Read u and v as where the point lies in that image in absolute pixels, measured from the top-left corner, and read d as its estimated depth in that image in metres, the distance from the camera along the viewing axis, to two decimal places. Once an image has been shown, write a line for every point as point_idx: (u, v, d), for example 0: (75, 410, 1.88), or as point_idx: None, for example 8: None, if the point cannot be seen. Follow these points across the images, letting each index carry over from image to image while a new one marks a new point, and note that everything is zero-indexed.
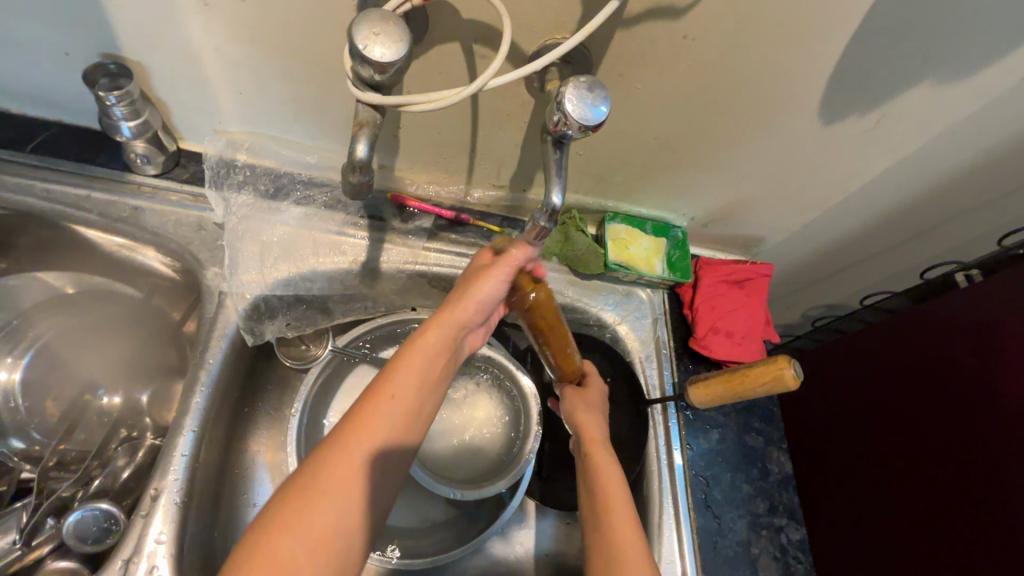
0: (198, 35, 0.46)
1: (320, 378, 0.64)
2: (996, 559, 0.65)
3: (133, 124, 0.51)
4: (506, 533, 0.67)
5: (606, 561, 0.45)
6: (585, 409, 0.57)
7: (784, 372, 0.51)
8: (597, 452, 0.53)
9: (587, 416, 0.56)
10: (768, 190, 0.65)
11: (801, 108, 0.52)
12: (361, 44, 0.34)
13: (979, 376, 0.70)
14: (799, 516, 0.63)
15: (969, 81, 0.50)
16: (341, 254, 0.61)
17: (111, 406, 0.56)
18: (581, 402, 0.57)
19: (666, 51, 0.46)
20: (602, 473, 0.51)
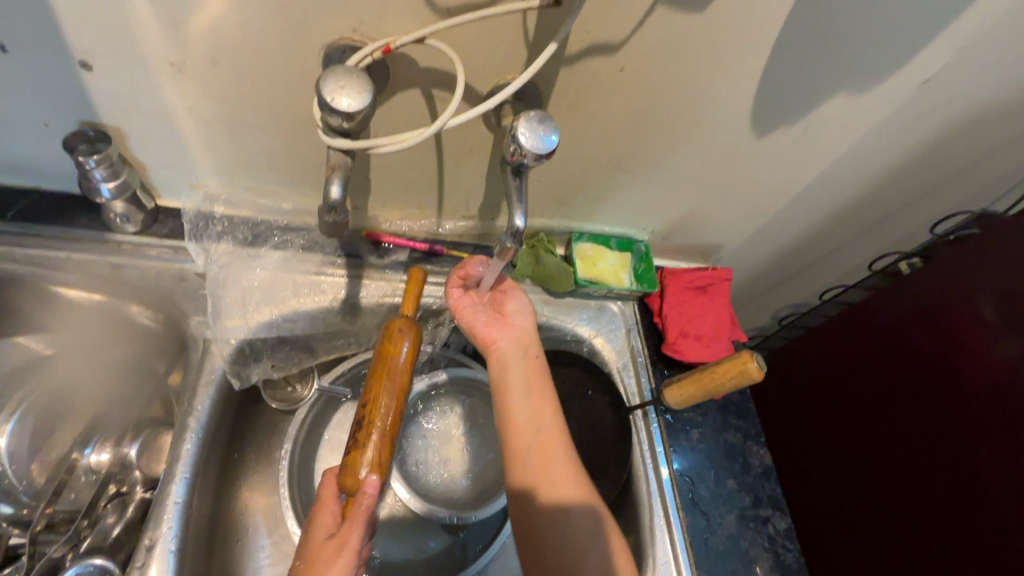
0: (174, 99, 0.49)
1: (308, 418, 0.66)
2: (977, 527, 0.69)
3: (112, 185, 0.53)
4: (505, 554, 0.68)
5: (545, 463, 0.54)
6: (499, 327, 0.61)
7: (748, 365, 0.55)
8: (512, 358, 0.60)
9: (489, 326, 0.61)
10: (719, 200, 0.70)
11: (734, 123, 0.57)
12: (329, 96, 0.38)
13: (934, 355, 0.75)
14: (784, 505, 0.66)
15: (877, 90, 0.56)
16: (322, 292, 0.63)
17: (98, 464, 0.55)
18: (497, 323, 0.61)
19: (607, 82, 0.51)
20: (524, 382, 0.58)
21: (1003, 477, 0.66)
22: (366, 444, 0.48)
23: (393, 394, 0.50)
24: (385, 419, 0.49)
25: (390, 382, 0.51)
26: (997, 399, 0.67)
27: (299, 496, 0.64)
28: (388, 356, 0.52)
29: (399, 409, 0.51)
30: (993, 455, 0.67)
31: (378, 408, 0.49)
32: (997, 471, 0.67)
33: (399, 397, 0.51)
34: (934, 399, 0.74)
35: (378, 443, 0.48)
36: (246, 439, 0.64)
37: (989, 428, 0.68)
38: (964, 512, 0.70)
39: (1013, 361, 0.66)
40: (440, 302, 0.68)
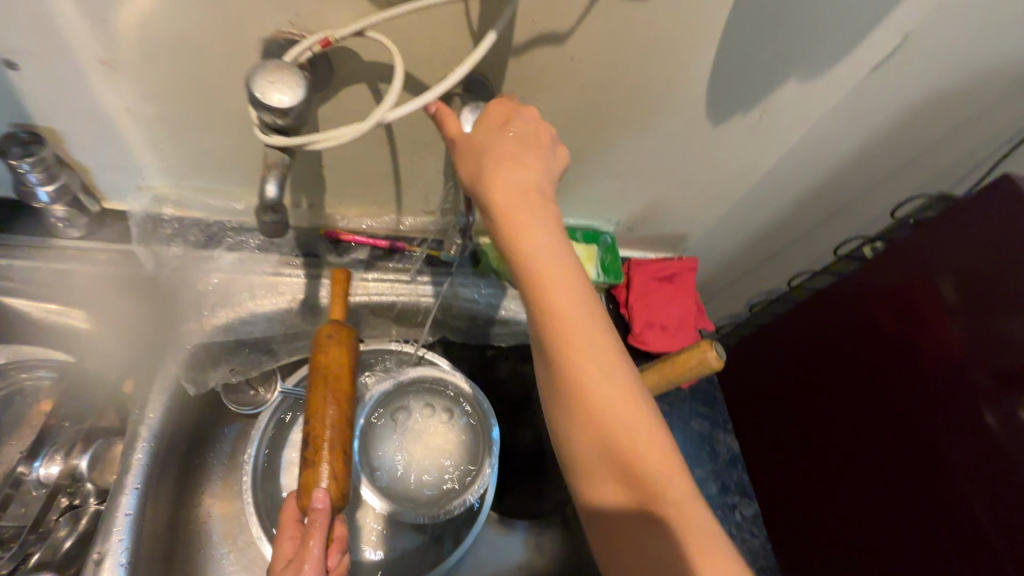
0: (109, 97, 0.47)
1: (271, 422, 0.65)
2: (938, 503, 0.70)
3: (50, 189, 0.51)
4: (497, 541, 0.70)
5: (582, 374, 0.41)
6: (507, 182, 0.41)
7: (706, 354, 0.55)
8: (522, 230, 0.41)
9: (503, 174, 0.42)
10: (680, 189, 0.70)
11: (689, 112, 0.57)
12: (260, 91, 0.36)
13: (894, 336, 0.77)
14: (751, 492, 0.66)
15: (829, 75, 0.55)
16: (279, 293, 0.61)
17: (48, 476, 0.53)
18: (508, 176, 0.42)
19: (557, 72, 0.50)
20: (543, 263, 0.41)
21: (960, 451, 0.68)
22: (320, 456, 0.48)
23: (334, 399, 0.50)
24: (332, 427, 0.49)
25: (331, 388, 0.50)
26: (951, 376, 0.69)
27: (265, 502, 0.62)
28: (325, 362, 0.51)
29: (348, 414, 0.51)
30: (950, 431, 0.69)
31: (323, 414, 0.49)
32: (955, 447, 0.68)
33: (342, 405, 0.50)
34: (895, 382, 0.76)
35: (332, 451, 0.48)
36: (207, 446, 0.62)
37: (945, 405, 0.70)
38: (924, 489, 0.71)
39: (966, 338, 0.67)
40: (403, 300, 0.67)
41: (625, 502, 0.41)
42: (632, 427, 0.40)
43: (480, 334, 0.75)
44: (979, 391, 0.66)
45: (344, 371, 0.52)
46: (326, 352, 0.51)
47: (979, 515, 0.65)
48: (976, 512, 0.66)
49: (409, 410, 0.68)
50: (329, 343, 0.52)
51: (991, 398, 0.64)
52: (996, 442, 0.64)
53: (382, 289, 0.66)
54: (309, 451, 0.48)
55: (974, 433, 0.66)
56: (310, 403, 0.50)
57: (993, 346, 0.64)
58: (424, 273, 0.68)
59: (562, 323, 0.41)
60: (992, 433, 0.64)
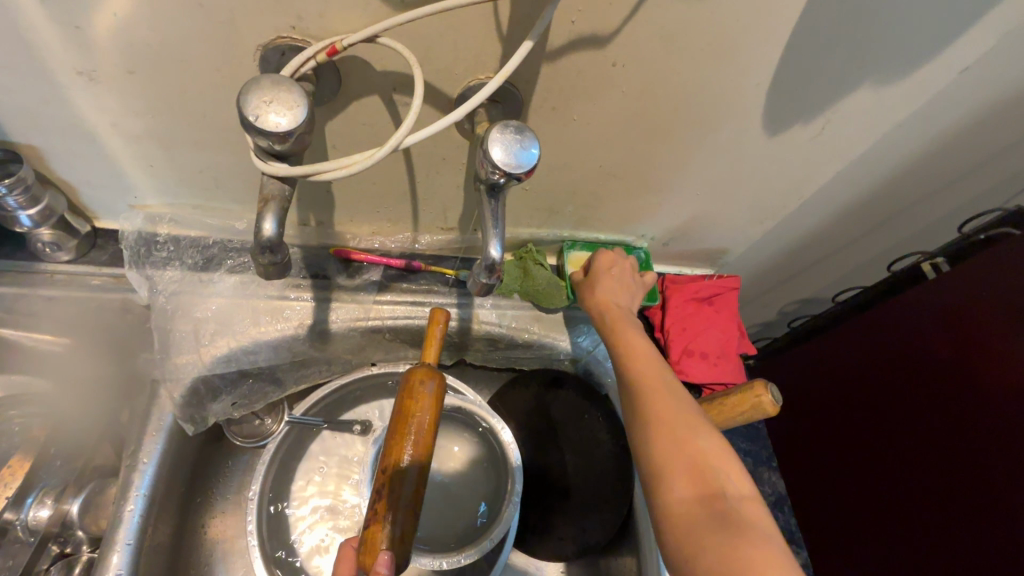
0: (91, 112, 0.42)
1: (278, 454, 0.61)
2: (997, 547, 0.63)
3: (33, 212, 0.47)
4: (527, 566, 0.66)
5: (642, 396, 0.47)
6: (608, 280, 0.58)
7: (761, 398, 0.49)
8: (615, 312, 0.56)
9: (605, 282, 0.58)
10: (724, 204, 0.63)
11: (743, 122, 0.50)
12: (252, 114, 0.30)
13: (956, 362, 0.70)
14: (799, 538, 0.60)
15: (907, 79, 0.48)
16: (285, 319, 0.56)
17: (37, 522, 0.48)
18: (608, 275, 0.59)
19: (597, 80, 0.44)
20: (623, 330, 0.54)
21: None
22: (390, 511, 0.43)
23: (418, 448, 0.45)
24: (409, 479, 0.44)
25: (414, 434, 0.46)
26: (1019, 408, 0.62)
27: (271, 542, 0.58)
28: (411, 405, 0.46)
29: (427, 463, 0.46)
30: (1013, 467, 0.62)
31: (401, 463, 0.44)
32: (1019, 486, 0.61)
33: (423, 453, 0.46)
34: (950, 410, 0.70)
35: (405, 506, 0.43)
36: (208, 481, 0.58)
37: (1010, 439, 0.63)
38: (978, 523, 0.65)
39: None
40: (419, 324, 0.61)
41: (694, 505, 0.40)
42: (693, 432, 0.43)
43: (502, 357, 0.69)
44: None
45: (434, 420, 0.47)
46: (421, 399, 0.46)
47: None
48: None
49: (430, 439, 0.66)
50: (423, 388, 0.47)
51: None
52: None
53: (397, 314, 0.60)
54: (378, 504, 0.44)
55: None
56: (390, 449, 0.45)
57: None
58: (442, 295, 0.62)
59: (626, 352, 0.52)
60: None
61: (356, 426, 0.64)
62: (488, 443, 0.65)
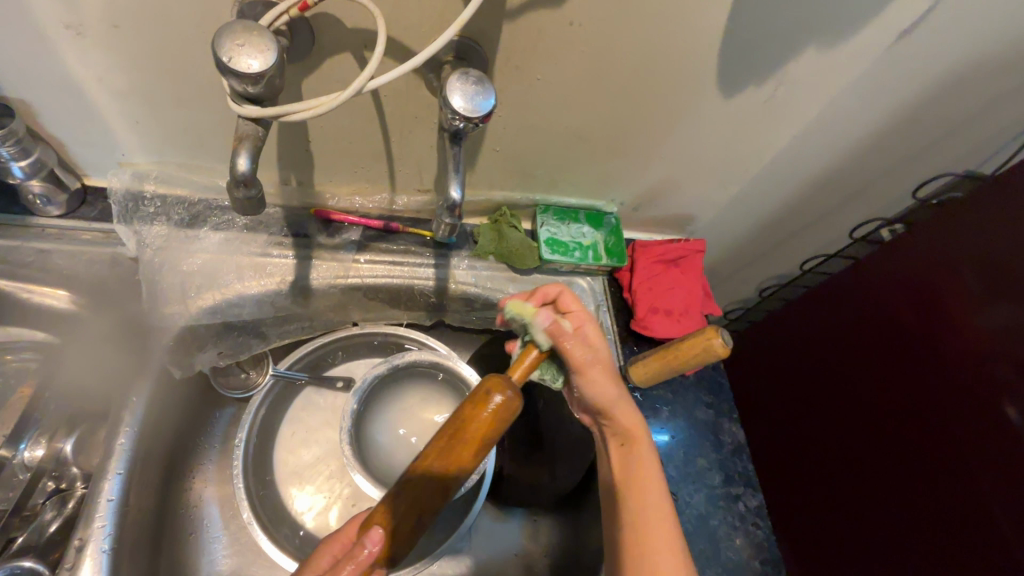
0: (78, 66, 0.44)
1: (263, 407, 0.63)
2: (947, 499, 0.67)
3: (25, 163, 0.49)
4: (500, 509, 0.68)
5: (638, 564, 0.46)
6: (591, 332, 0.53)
7: (712, 341, 0.52)
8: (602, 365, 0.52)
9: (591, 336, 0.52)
10: (689, 168, 0.66)
11: (699, 83, 0.53)
12: (225, 56, 0.33)
13: (916, 326, 0.73)
14: (756, 483, 0.64)
15: (850, 43, 0.51)
16: (267, 275, 0.59)
17: (32, 460, 0.52)
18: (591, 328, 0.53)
19: (556, 39, 0.46)
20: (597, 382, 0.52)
21: (979, 446, 0.65)
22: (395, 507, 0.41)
23: (447, 454, 0.43)
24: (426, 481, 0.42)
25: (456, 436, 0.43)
26: (976, 368, 0.65)
27: (257, 486, 0.61)
28: (470, 408, 0.45)
29: (458, 473, 0.43)
30: (970, 426, 0.66)
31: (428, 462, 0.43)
32: (975, 442, 0.65)
33: (454, 462, 0.43)
34: (910, 373, 0.73)
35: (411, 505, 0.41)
36: (197, 430, 0.61)
37: (967, 397, 0.66)
38: (931, 479, 0.69)
39: (992, 326, 0.64)
40: (397, 283, 0.64)
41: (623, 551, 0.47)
42: (658, 511, 0.48)
43: (479, 318, 0.72)
44: (1004, 384, 0.63)
45: (479, 436, 0.44)
46: (479, 403, 0.45)
47: (996, 513, 0.62)
48: (993, 510, 0.62)
49: (409, 393, 0.69)
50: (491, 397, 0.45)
51: (1017, 391, 0.61)
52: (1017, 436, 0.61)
53: (375, 271, 0.63)
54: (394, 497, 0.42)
55: (996, 428, 0.63)
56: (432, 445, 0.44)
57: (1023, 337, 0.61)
58: (419, 255, 0.65)
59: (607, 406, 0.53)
60: (1015, 426, 0.61)
61: (339, 382, 0.68)
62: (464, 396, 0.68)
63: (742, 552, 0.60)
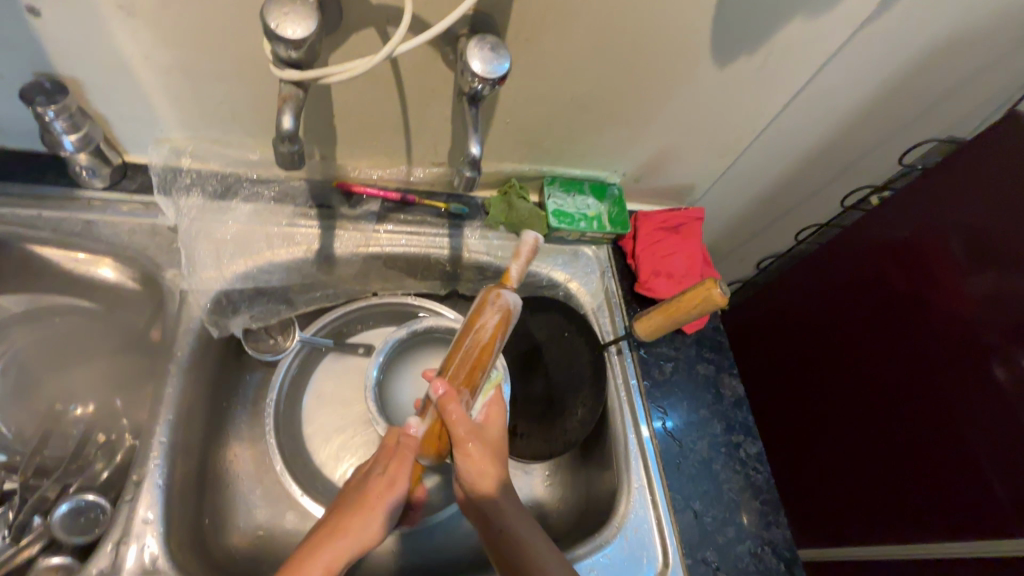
0: (127, 44, 0.48)
1: (293, 368, 0.68)
2: (939, 445, 0.72)
3: (74, 138, 0.53)
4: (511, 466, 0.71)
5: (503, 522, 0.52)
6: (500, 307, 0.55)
7: (712, 292, 0.56)
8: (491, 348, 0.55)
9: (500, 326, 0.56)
10: (687, 137, 0.70)
11: (695, 54, 0.57)
12: (273, 23, 0.37)
13: (904, 286, 0.77)
14: (755, 432, 0.68)
15: (835, 10, 0.55)
16: (295, 244, 0.64)
17: (85, 413, 0.58)
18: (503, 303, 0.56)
19: (561, 11, 0.50)
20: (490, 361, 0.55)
21: (969, 404, 0.69)
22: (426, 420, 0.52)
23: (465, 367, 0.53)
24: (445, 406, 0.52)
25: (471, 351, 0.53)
26: (964, 331, 0.70)
27: (288, 444, 0.65)
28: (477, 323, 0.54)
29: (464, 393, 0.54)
30: (956, 378, 0.71)
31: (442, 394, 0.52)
32: (965, 400, 0.70)
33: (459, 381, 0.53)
34: (901, 331, 0.77)
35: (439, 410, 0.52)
36: (231, 391, 0.65)
37: (951, 351, 0.71)
38: (924, 428, 0.74)
39: (980, 290, 0.68)
40: (415, 252, 0.69)
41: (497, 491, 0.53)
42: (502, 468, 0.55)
43: None
44: (991, 344, 0.67)
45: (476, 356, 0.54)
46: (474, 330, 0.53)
47: (983, 461, 0.68)
48: (982, 462, 0.68)
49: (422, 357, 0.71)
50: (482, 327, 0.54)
51: (1003, 351, 0.65)
52: (1003, 390, 0.66)
53: (394, 240, 0.68)
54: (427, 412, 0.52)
55: (981, 378, 0.68)
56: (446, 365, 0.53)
57: (1007, 299, 0.65)
58: (435, 225, 0.70)
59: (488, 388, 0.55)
60: (998, 375, 0.66)
61: (360, 347, 0.72)
62: None
63: (742, 492, 0.64)
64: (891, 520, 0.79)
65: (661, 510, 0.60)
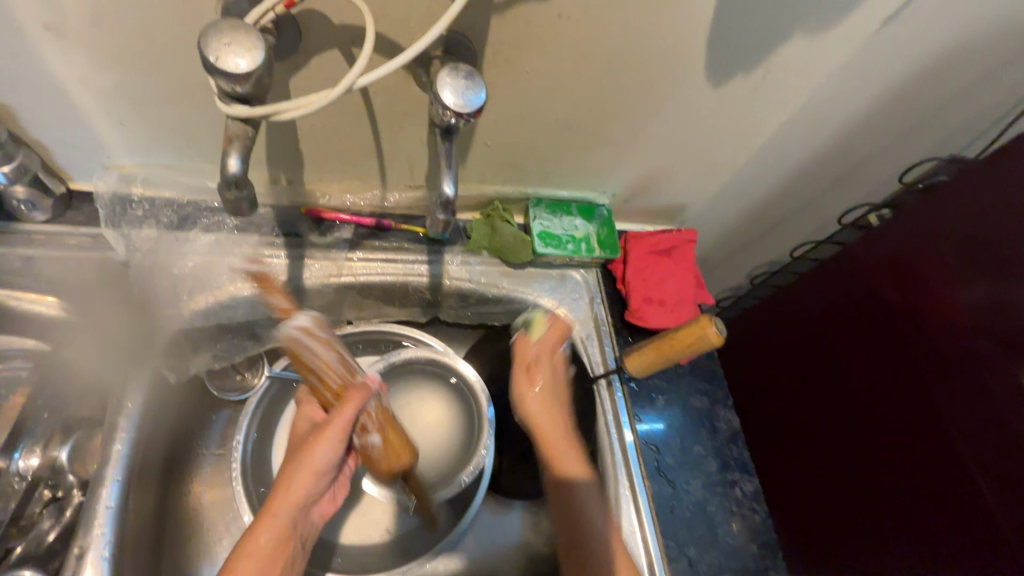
0: (60, 68, 0.43)
1: (261, 405, 0.63)
2: (935, 467, 0.69)
3: (8, 169, 0.49)
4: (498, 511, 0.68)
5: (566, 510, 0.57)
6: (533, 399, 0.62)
7: (707, 330, 0.53)
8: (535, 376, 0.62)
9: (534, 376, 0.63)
10: (679, 157, 0.66)
11: (687, 74, 0.53)
12: (213, 56, 0.33)
13: (900, 304, 0.74)
14: (752, 469, 0.65)
15: (838, 28, 0.51)
16: (260, 276, 0.59)
17: (28, 469, 0.52)
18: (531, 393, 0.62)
19: (543, 31, 0.46)
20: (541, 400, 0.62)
21: (964, 421, 0.66)
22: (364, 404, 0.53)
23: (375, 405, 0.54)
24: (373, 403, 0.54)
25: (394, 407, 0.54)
26: (960, 349, 0.67)
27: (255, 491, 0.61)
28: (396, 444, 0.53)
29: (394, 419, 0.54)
30: (954, 398, 0.67)
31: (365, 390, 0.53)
32: (956, 417, 0.67)
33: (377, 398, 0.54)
34: (896, 349, 0.74)
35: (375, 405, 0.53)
36: (193, 433, 0.61)
37: (947, 370, 0.68)
38: (920, 451, 0.70)
39: (976, 303, 0.65)
40: (392, 281, 0.64)
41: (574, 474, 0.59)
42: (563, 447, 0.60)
43: (474, 314, 0.72)
44: (988, 360, 0.63)
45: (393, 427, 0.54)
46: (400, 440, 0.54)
47: (983, 485, 0.64)
48: (981, 483, 0.64)
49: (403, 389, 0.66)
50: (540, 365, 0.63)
51: (999, 365, 0.62)
52: (999, 408, 0.62)
53: (369, 269, 0.63)
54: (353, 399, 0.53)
55: (980, 397, 0.64)
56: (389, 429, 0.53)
57: (1004, 312, 0.62)
58: (412, 252, 0.65)
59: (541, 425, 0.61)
60: (995, 392, 0.63)
61: None
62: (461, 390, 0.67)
63: (739, 535, 0.61)
64: (886, 550, 0.74)
65: (653, 555, 0.57)
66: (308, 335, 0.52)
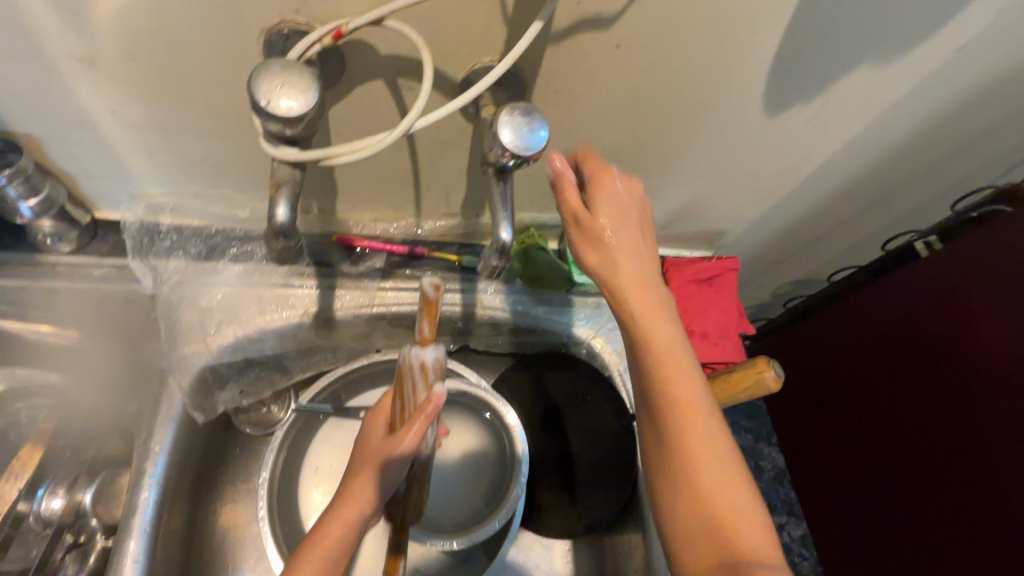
0: (92, 101, 0.41)
1: (286, 442, 0.60)
2: (980, 503, 0.65)
3: (33, 203, 0.46)
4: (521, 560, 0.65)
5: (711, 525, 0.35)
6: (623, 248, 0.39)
7: (764, 374, 0.50)
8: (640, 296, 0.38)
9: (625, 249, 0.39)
10: (725, 185, 0.64)
11: (744, 103, 0.50)
12: (263, 99, 0.30)
13: (941, 333, 0.71)
14: (799, 512, 0.62)
15: (906, 58, 0.48)
16: (290, 307, 0.56)
17: (51, 512, 0.50)
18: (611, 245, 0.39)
19: (599, 62, 0.44)
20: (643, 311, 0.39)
21: (1009, 453, 0.62)
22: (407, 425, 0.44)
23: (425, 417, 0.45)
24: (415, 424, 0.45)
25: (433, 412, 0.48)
26: (1006, 378, 0.63)
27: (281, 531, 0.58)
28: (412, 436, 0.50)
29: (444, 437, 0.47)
30: (997, 431, 0.64)
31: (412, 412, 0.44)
32: (1003, 448, 0.63)
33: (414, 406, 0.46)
34: (935, 379, 0.71)
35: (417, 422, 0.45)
36: (217, 469, 0.59)
37: (989, 402, 0.65)
38: (965, 486, 0.67)
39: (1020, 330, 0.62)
40: None
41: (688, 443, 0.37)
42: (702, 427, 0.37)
43: (505, 342, 0.69)
44: None
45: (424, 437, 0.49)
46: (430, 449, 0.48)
47: None
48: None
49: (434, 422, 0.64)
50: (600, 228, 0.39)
51: None
52: None
53: (397, 300, 0.59)
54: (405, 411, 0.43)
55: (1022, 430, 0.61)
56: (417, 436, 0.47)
57: None
58: (445, 280, 0.61)
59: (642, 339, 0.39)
60: None
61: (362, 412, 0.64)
62: (493, 424, 0.64)
63: None
64: None
65: None
66: (421, 372, 0.42)
